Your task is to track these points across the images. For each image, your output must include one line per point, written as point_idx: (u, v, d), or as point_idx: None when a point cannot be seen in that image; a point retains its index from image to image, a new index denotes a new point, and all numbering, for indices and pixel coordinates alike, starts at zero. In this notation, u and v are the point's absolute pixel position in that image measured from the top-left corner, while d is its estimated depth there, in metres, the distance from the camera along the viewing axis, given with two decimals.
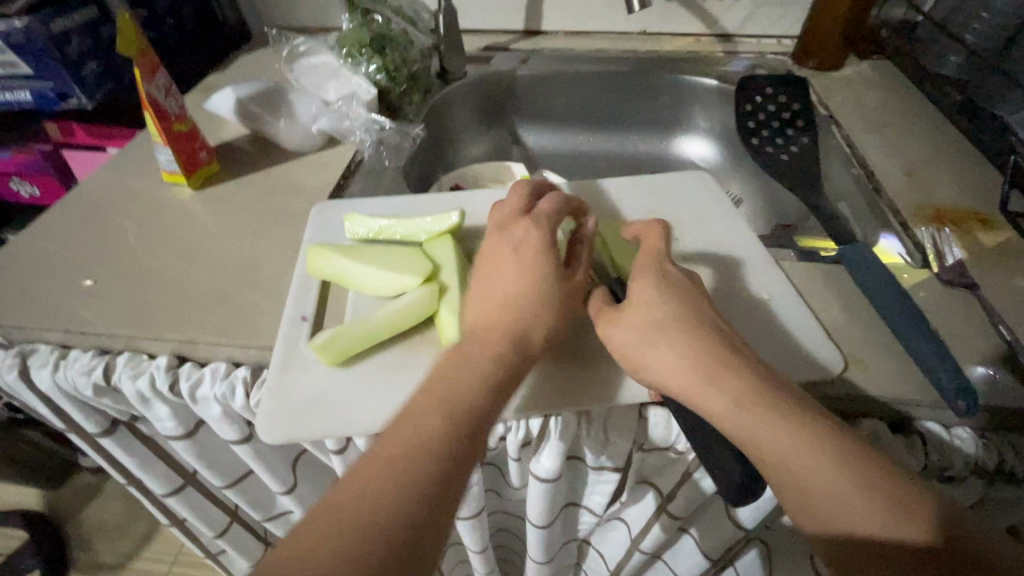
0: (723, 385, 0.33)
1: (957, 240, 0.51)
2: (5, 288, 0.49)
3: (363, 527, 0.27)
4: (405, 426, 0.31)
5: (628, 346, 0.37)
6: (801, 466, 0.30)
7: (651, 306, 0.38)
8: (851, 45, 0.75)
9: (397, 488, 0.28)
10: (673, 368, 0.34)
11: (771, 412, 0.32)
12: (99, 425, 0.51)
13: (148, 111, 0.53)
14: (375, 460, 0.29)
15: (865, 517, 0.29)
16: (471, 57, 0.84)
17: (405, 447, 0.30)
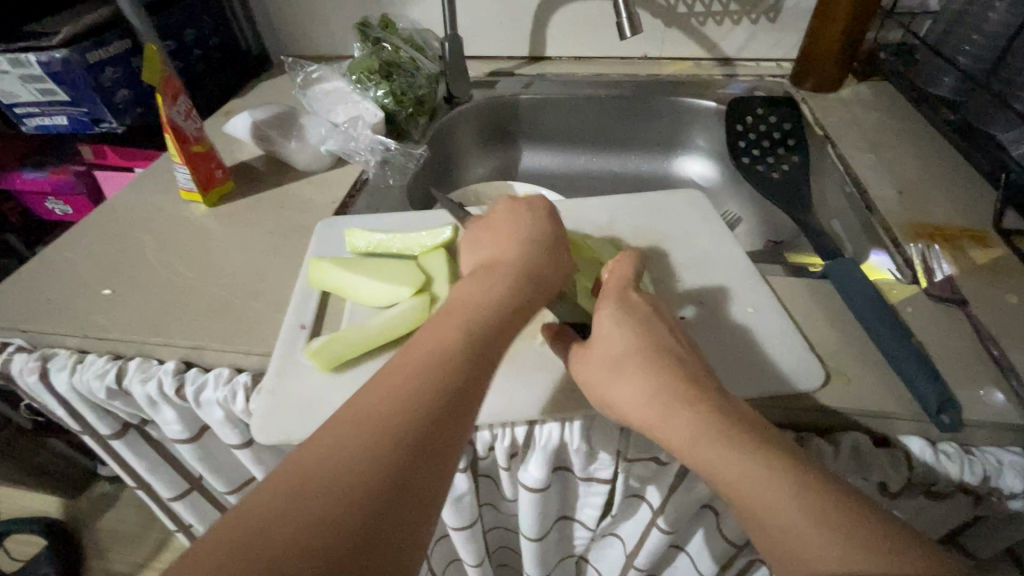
0: (676, 419, 0.33)
1: (949, 256, 0.51)
2: (31, 296, 0.53)
3: (368, 457, 0.26)
4: (409, 369, 0.31)
5: (592, 380, 0.38)
6: (755, 502, 0.30)
7: (610, 338, 0.38)
8: (848, 67, 0.77)
9: (403, 423, 0.28)
10: (632, 401, 0.35)
11: (725, 445, 0.31)
12: (111, 427, 0.54)
13: (169, 133, 0.57)
14: (378, 399, 0.29)
15: (824, 557, 0.27)
16: (477, 82, 0.88)
17: (410, 386, 0.30)
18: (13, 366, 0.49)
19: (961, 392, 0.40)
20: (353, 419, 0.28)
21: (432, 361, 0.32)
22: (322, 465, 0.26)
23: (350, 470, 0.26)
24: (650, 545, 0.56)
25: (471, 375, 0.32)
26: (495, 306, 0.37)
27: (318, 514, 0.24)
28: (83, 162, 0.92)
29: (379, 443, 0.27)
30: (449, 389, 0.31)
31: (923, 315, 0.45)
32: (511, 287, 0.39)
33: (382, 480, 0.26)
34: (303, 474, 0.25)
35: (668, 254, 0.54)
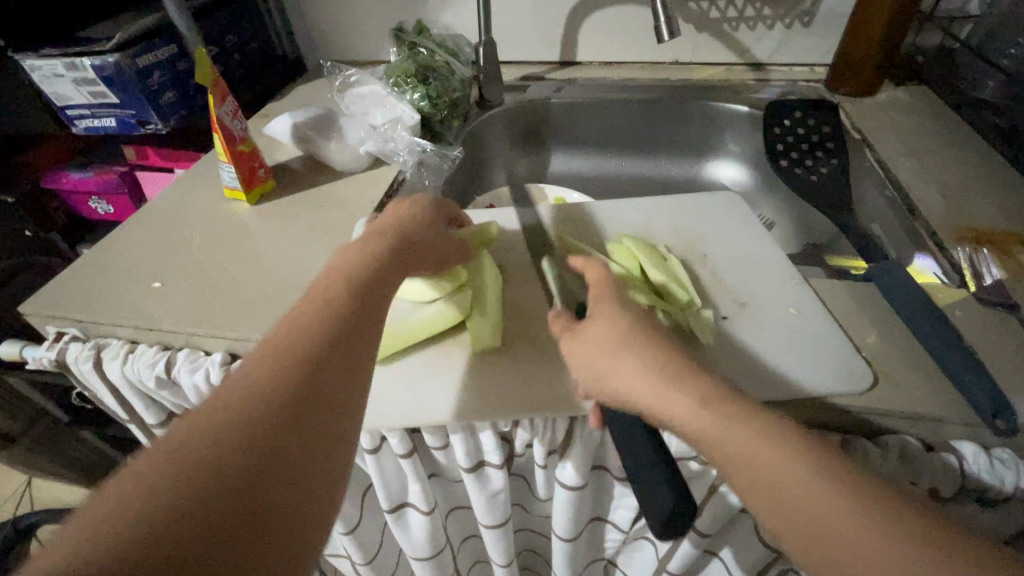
0: (684, 389, 0.34)
1: (997, 260, 0.50)
2: (85, 288, 0.55)
3: (268, 384, 0.29)
4: (305, 310, 0.34)
5: (588, 361, 0.39)
6: (767, 470, 0.29)
7: (611, 322, 0.40)
8: (885, 71, 0.76)
9: (300, 353, 0.31)
10: (632, 378, 0.36)
11: (734, 416, 0.32)
12: (157, 416, 0.55)
13: (217, 133, 0.58)
14: (277, 337, 0.32)
15: (845, 523, 0.27)
16: (509, 86, 0.89)
17: (301, 325, 0.33)
18: (69, 355, 0.51)
19: (1015, 397, 0.39)
20: (258, 355, 0.31)
21: (332, 301, 0.35)
22: (227, 396, 0.28)
23: (250, 396, 0.28)
24: (685, 549, 0.55)
25: (362, 311, 0.35)
26: (377, 258, 0.40)
27: (223, 433, 0.26)
28: (127, 163, 0.95)
29: (277, 372, 0.29)
30: (344, 322, 0.34)
31: (972, 319, 0.45)
32: (391, 249, 0.42)
33: (286, 400, 0.29)
34: (209, 404, 0.28)
35: (707, 254, 0.54)
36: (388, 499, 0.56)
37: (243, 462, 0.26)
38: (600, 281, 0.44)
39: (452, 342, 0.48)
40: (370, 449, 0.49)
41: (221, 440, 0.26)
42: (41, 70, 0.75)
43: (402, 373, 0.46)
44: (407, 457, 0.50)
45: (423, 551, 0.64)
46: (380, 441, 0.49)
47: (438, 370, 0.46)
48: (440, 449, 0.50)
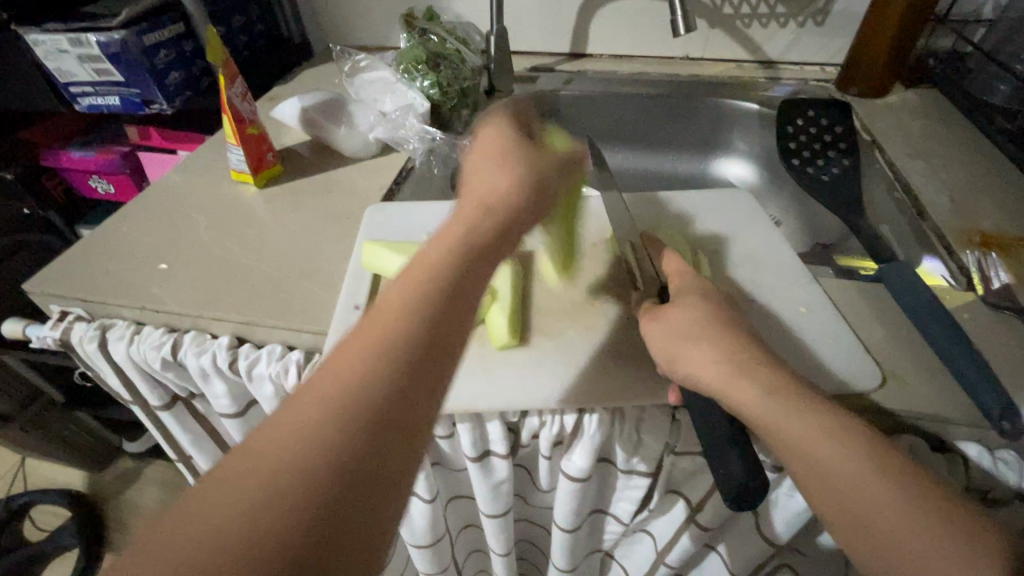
0: (757, 377, 0.35)
1: (1006, 265, 0.50)
2: (90, 268, 0.54)
3: (330, 413, 0.25)
4: (379, 316, 0.28)
5: (666, 342, 0.40)
6: (826, 457, 0.32)
7: (690, 309, 0.40)
8: (896, 73, 0.76)
9: (368, 372, 0.26)
10: (708, 362, 0.37)
11: (800, 404, 0.34)
12: (161, 398, 0.55)
13: (227, 114, 0.58)
14: (346, 349, 0.27)
15: (890, 503, 0.31)
16: (518, 77, 0.88)
17: (371, 335, 0.27)
18: (74, 335, 0.51)
19: (1022, 400, 0.40)
20: (324, 372, 0.26)
21: (401, 304, 0.29)
22: (282, 427, 0.24)
23: (309, 426, 0.24)
24: (684, 542, 0.56)
25: (440, 318, 0.29)
26: (458, 248, 0.33)
27: (273, 474, 0.22)
28: (128, 143, 0.94)
29: (341, 398, 0.25)
30: (417, 332, 0.28)
31: (980, 322, 0.45)
32: (479, 232, 0.34)
33: (351, 434, 0.24)
34: (268, 431, 0.24)
35: (718, 250, 0.53)
36: None
37: (298, 517, 0.22)
38: (681, 270, 0.45)
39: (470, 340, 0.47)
40: None
41: (271, 483, 0.22)
42: (45, 45, 0.73)
43: None
44: None
45: (422, 540, 0.64)
46: None
47: None
48: (446, 437, 0.50)
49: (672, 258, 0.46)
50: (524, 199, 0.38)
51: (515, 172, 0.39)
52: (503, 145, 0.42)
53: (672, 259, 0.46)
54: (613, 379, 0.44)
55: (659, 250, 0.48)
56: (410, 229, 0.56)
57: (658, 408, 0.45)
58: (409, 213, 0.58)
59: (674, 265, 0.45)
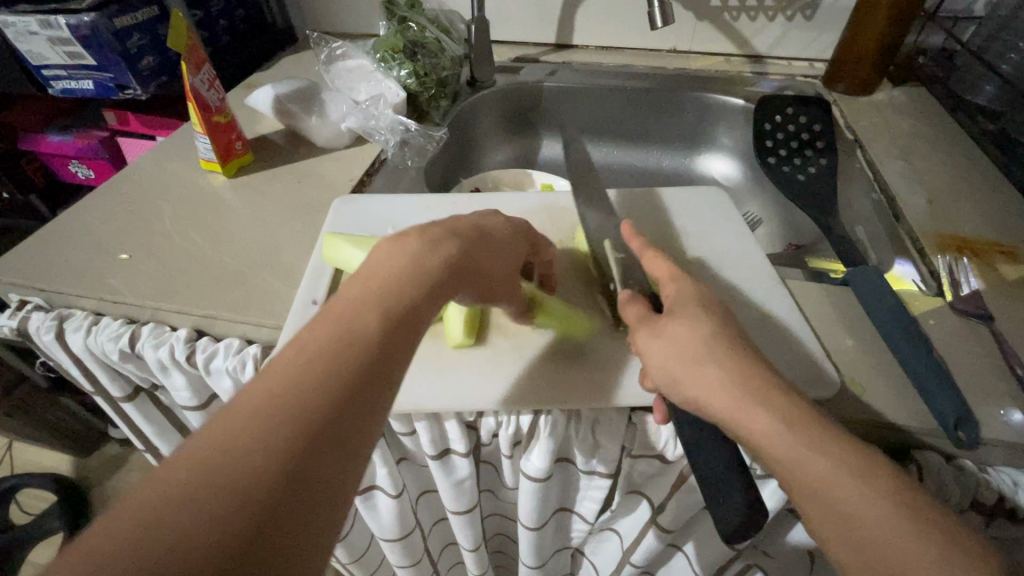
0: (771, 405, 0.33)
1: (977, 270, 0.49)
2: (51, 257, 0.54)
3: (279, 423, 0.24)
4: (331, 325, 0.29)
5: (667, 360, 0.37)
6: (843, 498, 0.30)
7: (687, 327, 0.38)
8: (883, 72, 0.74)
9: (324, 375, 0.27)
10: (717, 387, 0.35)
11: (818, 437, 0.32)
12: (123, 390, 0.54)
13: (191, 102, 0.56)
14: (295, 354, 0.27)
15: (908, 544, 0.28)
16: (501, 67, 0.87)
17: (326, 348, 0.28)
18: (30, 325, 0.50)
19: (980, 411, 0.39)
20: (273, 379, 0.26)
21: (357, 324, 0.30)
22: (225, 433, 0.24)
23: (256, 434, 0.24)
24: (647, 542, 0.56)
25: (394, 342, 0.30)
26: (417, 276, 0.34)
27: (233, 467, 0.22)
28: (107, 128, 0.92)
29: (297, 396, 0.26)
30: (372, 346, 0.29)
31: (946, 329, 0.44)
32: (437, 267, 0.35)
33: (297, 448, 0.24)
34: (210, 435, 0.24)
35: (685, 250, 0.52)
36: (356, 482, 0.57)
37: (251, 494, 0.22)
38: (676, 279, 0.42)
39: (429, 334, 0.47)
40: None
41: (222, 487, 0.22)
42: (15, 27, 0.72)
43: None
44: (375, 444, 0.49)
45: (392, 536, 0.61)
46: None
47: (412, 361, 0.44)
48: (407, 435, 0.49)
49: (663, 264, 0.44)
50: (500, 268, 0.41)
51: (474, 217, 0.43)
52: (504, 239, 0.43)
53: (662, 267, 0.44)
54: (570, 381, 0.44)
55: (649, 256, 0.45)
56: (376, 223, 0.55)
57: (615, 411, 0.44)
58: (378, 206, 0.57)
59: (667, 272, 0.43)
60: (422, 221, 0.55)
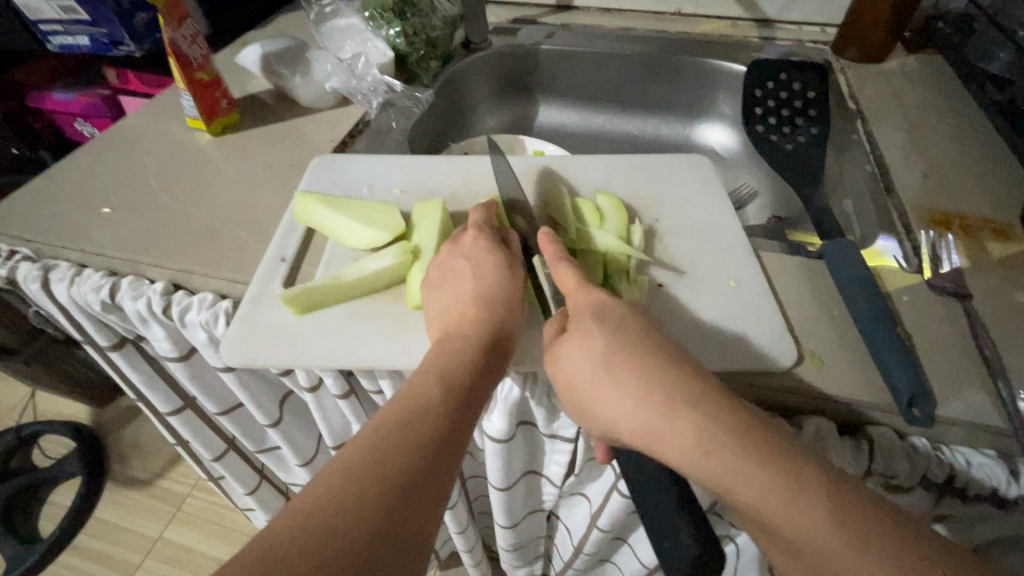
0: (679, 424, 0.31)
1: (962, 246, 0.48)
2: (39, 209, 0.55)
3: (370, 483, 0.29)
4: (405, 405, 0.34)
5: (576, 384, 0.35)
6: (789, 525, 0.28)
7: (587, 342, 0.36)
8: (896, 37, 0.70)
9: (403, 451, 0.31)
10: (625, 413, 0.33)
11: (739, 463, 0.29)
12: (109, 339, 0.56)
13: (172, 58, 0.56)
14: (377, 433, 0.32)
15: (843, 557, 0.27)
16: (497, 28, 0.84)
17: (401, 423, 0.32)
18: (18, 273, 0.52)
19: (941, 388, 0.38)
20: (361, 448, 0.31)
21: (425, 400, 0.34)
22: (328, 492, 0.28)
23: (352, 494, 0.28)
24: (612, 507, 0.56)
25: (456, 414, 0.34)
26: (466, 360, 0.37)
27: (333, 522, 0.26)
28: (108, 86, 0.93)
29: (383, 466, 0.30)
30: (438, 426, 0.33)
31: (917, 305, 0.43)
32: (486, 345, 0.38)
33: (376, 509, 0.28)
34: (312, 495, 0.28)
35: (659, 219, 0.51)
36: (333, 435, 0.59)
37: (346, 546, 0.26)
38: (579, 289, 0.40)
39: (389, 295, 0.46)
40: (307, 388, 0.51)
41: (322, 536, 0.26)
42: None
43: (332, 323, 0.44)
44: (344, 398, 0.52)
45: None
46: (318, 382, 0.51)
47: (373, 320, 0.44)
48: (376, 393, 0.51)
49: (568, 276, 0.41)
50: (518, 310, 0.42)
51: (501, 255, 0.43)
52: (483, 244, 0.44)
53: (567, 276, 0.41)
54: (529, 342, 0.44)
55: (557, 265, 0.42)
56: (350, 183, 0.55)
57: None
58: (353, 166, 0.57)
59: (571, 285, 0.40)
60: (397, 182, 0.55)
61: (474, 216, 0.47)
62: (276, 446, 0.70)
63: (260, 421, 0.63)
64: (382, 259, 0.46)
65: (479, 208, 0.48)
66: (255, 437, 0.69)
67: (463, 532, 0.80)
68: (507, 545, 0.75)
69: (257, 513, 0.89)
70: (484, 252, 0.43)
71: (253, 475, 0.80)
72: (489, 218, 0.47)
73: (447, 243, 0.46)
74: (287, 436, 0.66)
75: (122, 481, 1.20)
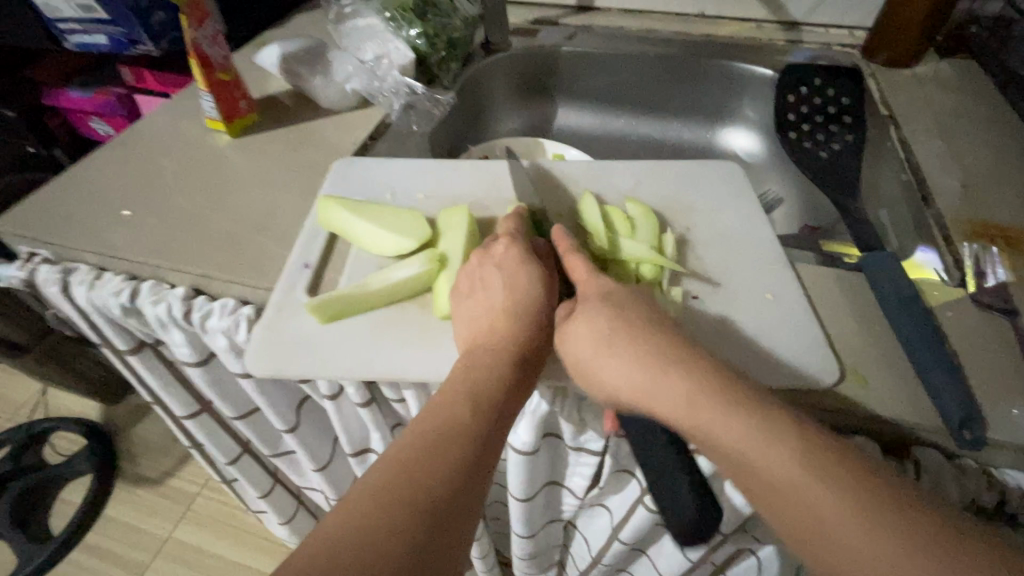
0: (670, 381, 0.33)
1: (1006, 260, 0.46)
2: (58, 211, 0.55)
3: (399, 510, 0.27)
4: (434, 426, 0.32)
5: (580, 350, 0.38)
6: (766, 464, 0.29)
7: (591, 315, 0.38)
8: (930, 42, 0.68)
9: (435, 476, 0.30)
10: (622, 370, 0.35)
11: (722, 405, 0.31)
12: (128, 343, 0.55)
13: (193, 59, 0.56)
14: (407, 454, 0.30)
15: (820, 501, 0.27)
16: (518, 29, 0.83)
17: (431, 445, 0.31)
18: (38, 276, 0.51)
19: (991, 410, 0.37)
20: (390, 469, 0.29)
21: (454, 419, 0.33)
22: (359, 518, 0.27)
23: (383, 520, 0.27)
24: (635, 521, 0.55)
25: (488, 436, 0.33)
26: (497, 382, 0.36)
27: (363, 553, 0.25)
28: (124, 84, 0.92)
29: (414, 492, 0.28)
30: (469, 450, 0.32)
31: (963, 322, 0.42)
32: (516, 366, 0.37)
33: (409, 539, 0.26)
34: (341, 521, 0.27)
35: (690, 228, 0.50)
36: (351, 442, 0.58)
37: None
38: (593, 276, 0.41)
39: (416, 304, 0.45)
40: (328, 396, 0.50)
41: (355, 568, 0.24)
42: None
43: (357, 334, 0.43)
44: (365, 407, 0.51)
45: None
46: (339, 390, 0.50)
47: (399, 330, 0.43)
48: (398, 402, 0.50)
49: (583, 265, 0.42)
50: (546, 329, 0.40)
51: (533, 271, 0.42)
52: (514, 255, 0.43)
53: (581, 268, 0.42)
54: (558, 353, 0.43)
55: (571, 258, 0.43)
56: (374, 188, 0.54)
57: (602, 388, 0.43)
58: (375, 169, 0.56)
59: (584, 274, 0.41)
60: (421, 187, 0.54)
61: (505, 229, 0.45)
62: (292, 451, 0.70)
63: (278, 426, 0.62)
64: (409, 268, 0.45)
65: (508, 221, 0.47)
66: (271, 442, 0.68)
67: (477, 539, 0.80)
68: (523, 554, 0.74)
69: (269, 516, 0.89)
70: (515, 265, 0.42)
71: (267, 478, 0.79)
72: (518, 230, 0.46)
73: (475, 253, 0.44)
74: (304, 442, 0.65)
75: (132, 480, 1.20)
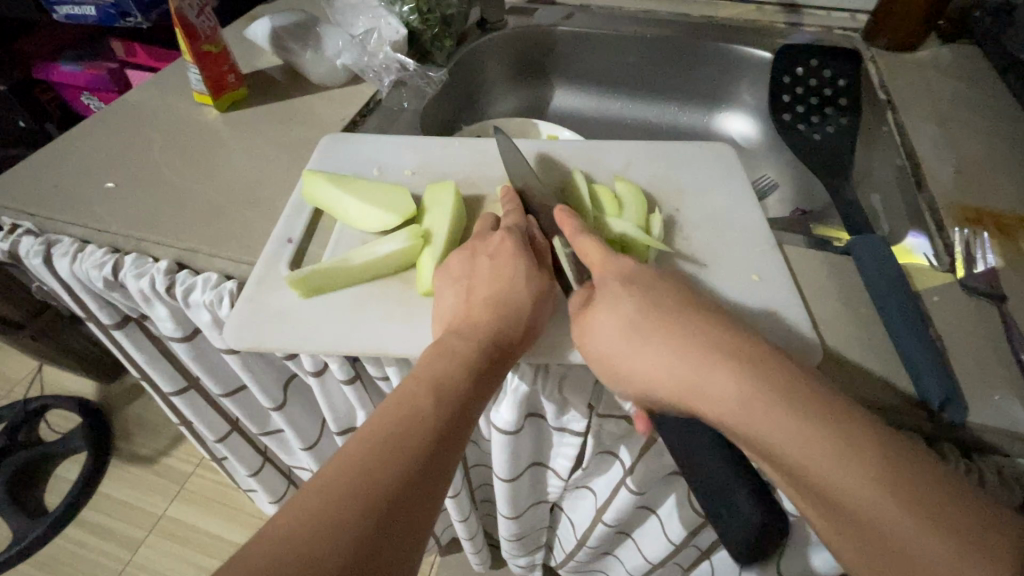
0: (718, 375, 0.32)
1: (997, 245, 0.45)
2: (43, 183, 0.54)
3: (351, 503, 0.27)
4: (394, 416, 0.32)
5: (606, 353, 0.36)
6: (809, 458, 0.29)
7: (613, 306, 0.37)
8: (932, 25, 0.67)
9: (391, 468, 0.29)
10: (658, 370, 0.34)
11: (767, 397, 0.31)
12: (113, 317, 0.55)
13: (178, 28, 0.55)
14: (364, 445, 0.30)
15: (867, 496, 0.28)
16: (514, 8, 0.82)
17: (389, 436, 0.31)
18: (21, 247, 0.51)
19: (973, 393, 0.36)
20: (344, 463, 0.29)
21: (414, 413, 0.32)
22: (308, 511, 0.26)
23: (333, 517, 0.26)
24: (618, 502, 0.55)
25: (448, 427, 0.33)
26: (463, 372, 0.35)
27: (312, 545, 0.25)
28: (114, 58, 0.91)
29: (367, 483, 0.28)
30: (428, 442, 0.31)
31: (949, 306, 0.41)
32: (486, 356, 0.37)
33: (359, 533, 0.26)
34: (291, 515, 0.26)
35: (680, 209, 0.49)
36: (337, 421, 0.58)
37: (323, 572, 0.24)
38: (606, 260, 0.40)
39: (397, 280, 0.45)
40: (312, 372, 0.50)
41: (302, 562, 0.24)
42: None
43: (337, 309, 0.43)
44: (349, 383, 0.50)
45: None
46: (324, 367, 0.50)
47: (379, 306, 0.43)
48: (382, 379, 0.50)
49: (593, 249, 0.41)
50: (529, 317, 0.40)
51: (525, 263, 0.41)
52: (513, 247, 0.42)
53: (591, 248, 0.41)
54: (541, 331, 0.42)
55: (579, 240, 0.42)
56: (360, 163, 0.53)
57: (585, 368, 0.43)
58: (363, 145, 0.55)
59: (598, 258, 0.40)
60: (408, 163, 0.53)
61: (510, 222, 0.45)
62: (281, 429, 0.70)
63: (264, 403, 0.62)
64: (391, 244, 0.44)
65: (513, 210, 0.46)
66: (259, 420, 0.68)
67: (465, 520, 0.80)
68: (509, 535, 0.74)
69: (259, 494, 0.89)
70: (505, 254, 0.41)
71: (257, 457, 0.80)
72: (519, 224, 0.44)
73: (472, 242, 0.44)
74: (291, 419, 0.65)
75: (127, 457, 1.21)
